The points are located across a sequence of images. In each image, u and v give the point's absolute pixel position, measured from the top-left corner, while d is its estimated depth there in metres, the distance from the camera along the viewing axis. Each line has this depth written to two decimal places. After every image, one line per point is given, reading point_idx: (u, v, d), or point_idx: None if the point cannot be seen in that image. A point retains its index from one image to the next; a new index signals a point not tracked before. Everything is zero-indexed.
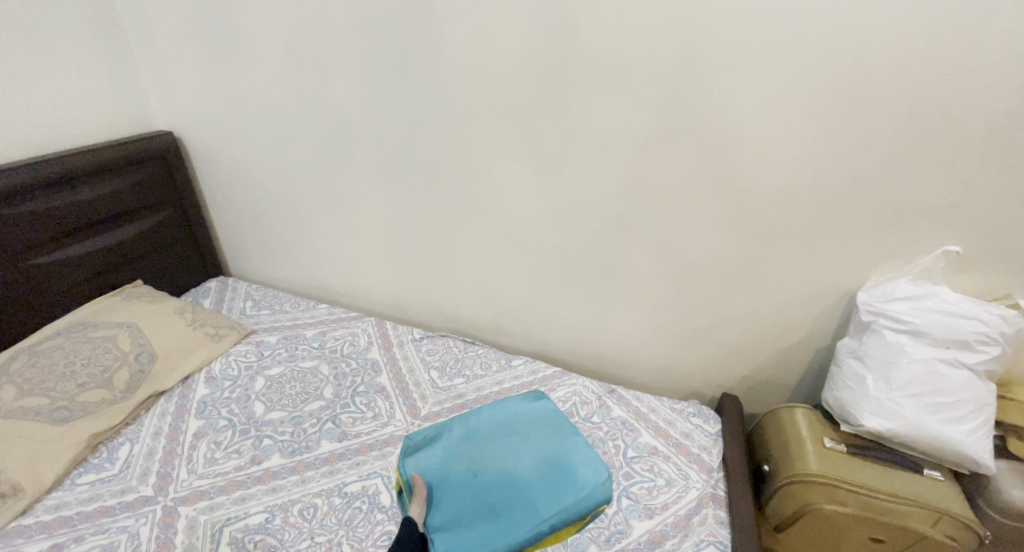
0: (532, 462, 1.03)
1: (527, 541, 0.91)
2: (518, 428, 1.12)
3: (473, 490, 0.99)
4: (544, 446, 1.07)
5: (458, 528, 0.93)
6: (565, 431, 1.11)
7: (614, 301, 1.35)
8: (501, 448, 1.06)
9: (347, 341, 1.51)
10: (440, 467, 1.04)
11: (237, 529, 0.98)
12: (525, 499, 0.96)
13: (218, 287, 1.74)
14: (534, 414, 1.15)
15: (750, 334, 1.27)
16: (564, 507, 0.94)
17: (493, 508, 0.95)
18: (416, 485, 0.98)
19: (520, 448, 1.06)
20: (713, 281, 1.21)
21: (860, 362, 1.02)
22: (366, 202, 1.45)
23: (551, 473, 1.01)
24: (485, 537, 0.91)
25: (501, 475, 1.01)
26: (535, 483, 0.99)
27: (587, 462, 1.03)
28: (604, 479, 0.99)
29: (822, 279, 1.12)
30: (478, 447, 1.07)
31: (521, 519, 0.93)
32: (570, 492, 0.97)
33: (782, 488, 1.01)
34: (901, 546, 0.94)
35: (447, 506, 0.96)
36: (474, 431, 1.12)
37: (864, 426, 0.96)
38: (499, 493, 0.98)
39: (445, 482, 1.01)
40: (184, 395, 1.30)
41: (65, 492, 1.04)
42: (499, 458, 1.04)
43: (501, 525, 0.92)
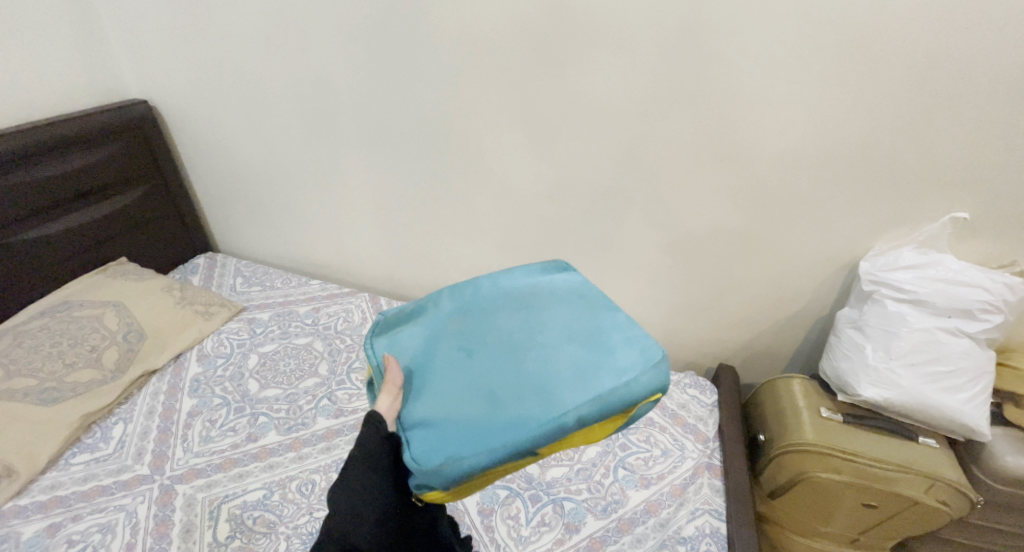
0: (556, 343, 0.67)
1: (546, 436, 0.55)
2: (534, 298, 0.75)
3: (467, 375, 0.63)
4: (571, 322, 0.70)
5: (445, 410, 0.60)
6: (604, 305, 0.74)
7: (611, 274, 1.33)
8: (509, 321, 0.71)
9: (340, 317, 1.49)
10: (422, 348, 0.69)
11: (235, 506, 0.98)
12: (543, 382, 0.61)
13: (206, 264, 1.71)
14: (557, 285, 0.78)
15: (749, 305, 1.26)
16: (601, 396, 0.58)
17: (494, 396, 0.60)
18: (389, 368, 0.64)
19: (537, 322, 0.70)
20: (711, 252, 1.20)
21: (859, 332, 1.02)
22: (355, 174, 1.41)
23: (584, 359, 0.64)
24: (482, 436, 0.56)
25: (509, 360, 0.64)
26: (561, 366, 0.63)
27: (634, 342, 0.66)
28: (662, 360, 0.62)
29: (821, 249, 1.11)
30: (478, 320, 0.71)
31: (535, 407, 0.58)
32: (611, 377, 0.60)
33: (776, 458, 1.02)
34: (892, 511, 0.96)
35: (431, 395, 0.62)
36: (472, 300, 0.75)
37: (861, 396, 0.97)
38: (506, 379, 0.62)
39: (425, 368, 0.66)
40: (177, 373, 1.28)
41: (60, 472, 1.04)
42: (507, 334, 0.69)
43: (509, 415, 0.57)
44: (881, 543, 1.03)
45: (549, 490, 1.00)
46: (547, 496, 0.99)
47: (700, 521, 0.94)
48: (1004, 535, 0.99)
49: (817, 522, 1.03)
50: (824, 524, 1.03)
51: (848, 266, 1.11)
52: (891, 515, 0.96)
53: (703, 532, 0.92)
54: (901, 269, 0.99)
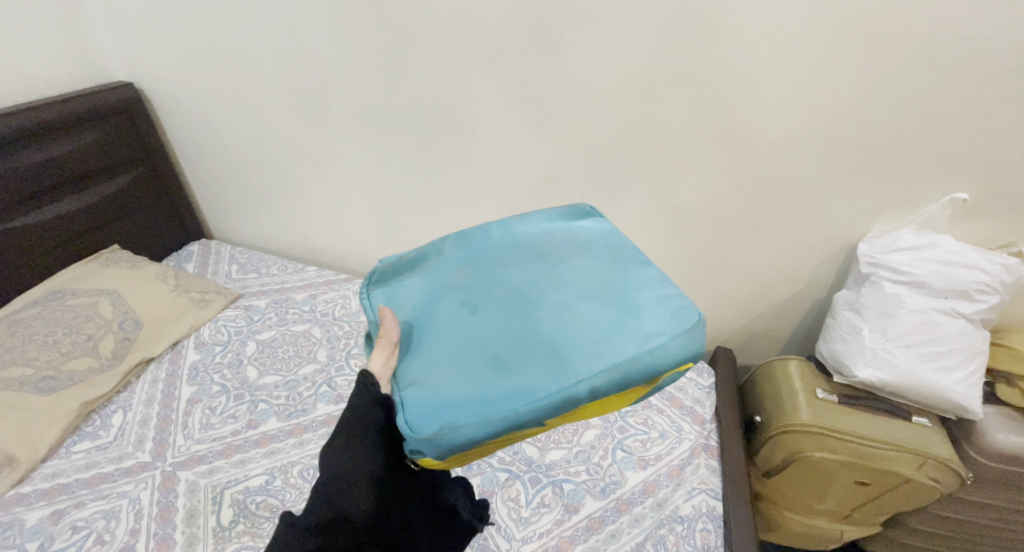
0: (572, 303, 0.66)
1: (550, 405, 0.55)
2: (548, 255, 0.74)
3: (472, 335, 0.63)
4: (588, 281, 0.70)
5: (445, 372, 0.60)
6: (625, 261, 0.73)
7: None
8: (518, 279, 0.70)
9: (338, 303, 1.49)
10: (424, 303, 0.69)
11: (237, 491, 0.98)
12: (553, 346, 0.60)
13: (201, 251, 1.69)
14: (574, 241, 0.77)
15: (746, 288, 1.27)
16: (614, 366, 0.57)
17: (500, 359, 0.60)
18: (384, 321, 0.65)
19: (551, 281, 0.70)
20: (710, 235, 1.20)
21: (857, 314, 1.02)
22: (349, 158, 1.40)
23: (599, 323, 0.63)
24: (483, 402, 0.55)
25: (520, 321, 0.64)
26: (572, 328, 0.63)
27: (662, 302, 0.65)
28: (694, 326, 0.61)
29: (818, 232, 1.11)
30: (485, 276, 0.71)
31: (543, 374, 0.57)
32: (626, 344, 0.60)
33: (772, 438, 1.04)
34: (885, 488, 0.98)
35: (431, 355, 0.62)
36: (480, 255, 0.74)
37: (857, 376, 0.98)
38: (514, 340, 0.62)
39: (428, 325, 0.66)
40: (175, 361, 1.28)
41: (61, 460, 1.04)
42: (518, 292, 0.68)
43: (515, 381, 0.57)
44: (873, 519, 1.06)
45: (548, 472, 1.02)
46: (547, 478, 1.01)
47: (697, 500, 0.96)
48: (994, 512, 1.01)
49: (811, 500, 1.06)
50: (818, 502, 1.06)
51: (847, 248, 1.12)
52: (884, 492, 0.99)
53: (700, 511, 0.94)
54: (899, 251, 1.00)
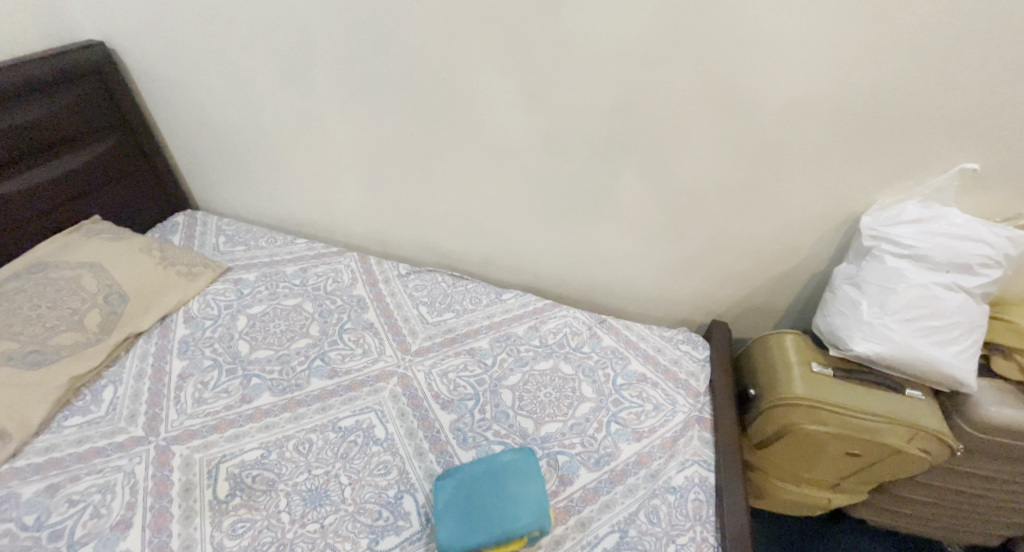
0: None
1: None
2: None
3: None
4: None
5: None
6: None
7: (605, 231, 1.31)
8: None
9: (329, 277, 1.46)
10: None
11: (233, 465, 0.98)
12: None
13: (186, 222, 1.65)
14: None
15: (744, 261, 1.26)
16: None
17: None
18: None
19: None
20: (708, 208, 1.18)
21: (856, 288, 1.03)
22: (337, 125, 1.34)
23: None
24: None
25: None
26: None
27: None
28: None
29: (818, 205, 1.10)
30: None
31: None
32: None
33: (765, 411, 1.05)
34: (874, 459, 1.00)
35: None
36: None
37: (853, 350, 0.99)
38: None
39: None
40: (165, 335, 1.26)
41: (53, 435, 1.03)
42: None
43: None
44: (860, 487, 1.09)
45: (543, 445, 1.03)
46: (542, 451, 1.02)
47: (690, 471, 0.98)
48: (979, 479, 1.04)
49: (801, 469, 1.08)
50: (808, 471, 1.08)
51: (847, 221, 1.11)
52: (873, 462, 1.01)
53: (693, 482, 0.96)
54: (903, 224, 0.98)
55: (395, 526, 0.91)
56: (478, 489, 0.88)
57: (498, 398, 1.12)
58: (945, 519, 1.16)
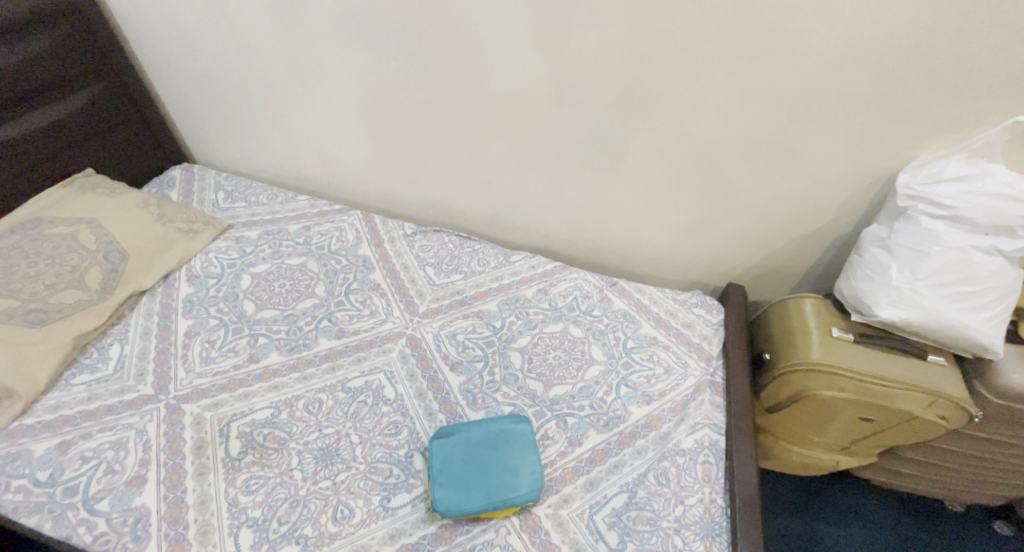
0: None
1: None
2: None
3: None
4: None
5: None
6: None
7: (620, 189, 1.26)
8: None
9: (333, 236, 1.42)
10: None
11: (244, 424, 0.99)
12: None
13: (183, 176, 1.59)
14: None
15: (763, 222, 1.23)
16: None
17: None
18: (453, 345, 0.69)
19: None
20: (730, 165, 1.13)
21: (886, 252, 0.99)
22: (337, 73, 1.27)
23: None
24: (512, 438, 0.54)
25: None
26: None
27: None
28: None
29: (848, 162, 1.04)
30: None
31: None
32: None
33: (780, 376, 1.04)
34: (890, 423, 1.00)
35: None
36: None
37: (877, 316, 0.96)
38: None
39: None
40: (168, 294, 1.24)
41: (62, 392, 1.03)
42: None
43: None
44: (870, 449, 1.10)
45: (552, 407, 1.03)
46: (550, 412, 1.02)
47: (700, 434, 0.98)
48: (987, 442, 1.04)
49: (813, 431, 1.09)
50: (819, 433, 1.09)
51: (877, 180, 1.06)
52: (889, 426, 1.01)
53: (703, 445, 0.96)
54: (944, 182, 0.95)
55: (406, 484, 0.92)
56: (483, 454, 0.91)
57: (507, 361, 1.12)
58: (948, 479, 1.18)
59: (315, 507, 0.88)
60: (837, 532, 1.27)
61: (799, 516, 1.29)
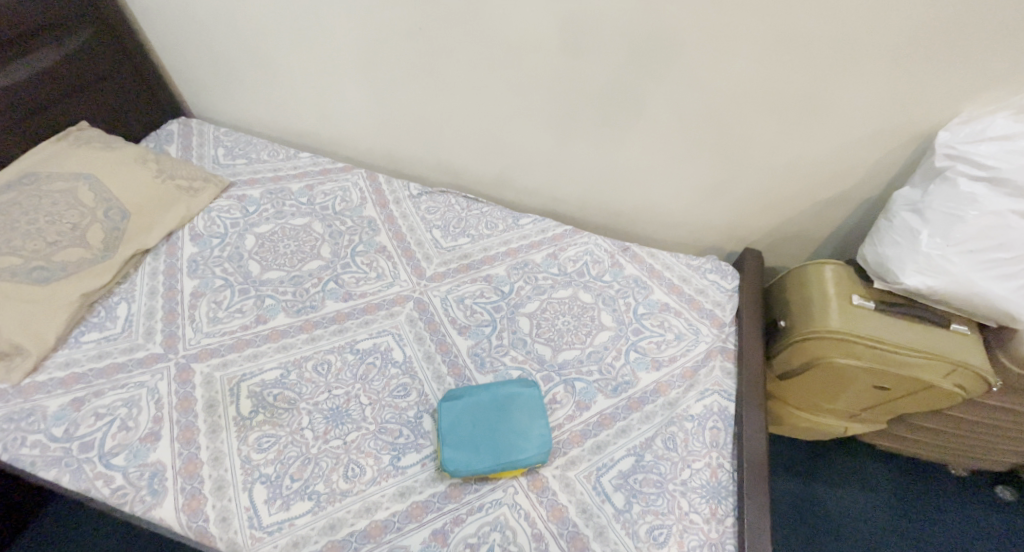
0: None
1: None
2: None
3: None
4: None
5: None
6: None
7: (637, 147, 1.21)
8: None
9: (337, 196, 1.39)
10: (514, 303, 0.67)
11: (254, 384, 0.99)
12: None
13: (181, 131, 1.54)
14: None
15: (784, 184, 1.18)
16: None
17: None
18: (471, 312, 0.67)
19: None
20: (755, 123, 1.07)
21: (917, 216, 0.95)
22: (338, 20, 1.20)
23: None
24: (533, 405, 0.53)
25: None
26: None
27: None
28: None
29: (881, 121, 0.99)
30: None
31: None
32: None
33: (796, 344, 1.03)
34: (905, 391, 1.00)
35: None
36: None
37: (903, 283, 0.93)
38: None
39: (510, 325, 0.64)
40: (172, 254, 1.22)
41: (72, 350, 1.03)
42: None
43: None
44: (880, 416, 1.10)
45: (560, 371, 1.03)
46: (558, 377, 1.02)
47: (709, 401, 0.98)
48: (996, 411, 1.05)
49: (824, 397, 1.09)
50: (830, 399, 1.09)
51: (912, 140, 1.00)
52: (903, 394, 1.01)
53: (712, 411, 0.96)
54: (986, 142, 0.90)
55: (416, 444, 0.93)
56: (492, 417, 0.91)
57: (516, 325, 1.11)
58: (951, 444, 1.19)
59: (326, 465, 0.89)
60: (836, 494, 1.30)
61: (798, 478, 1.32)
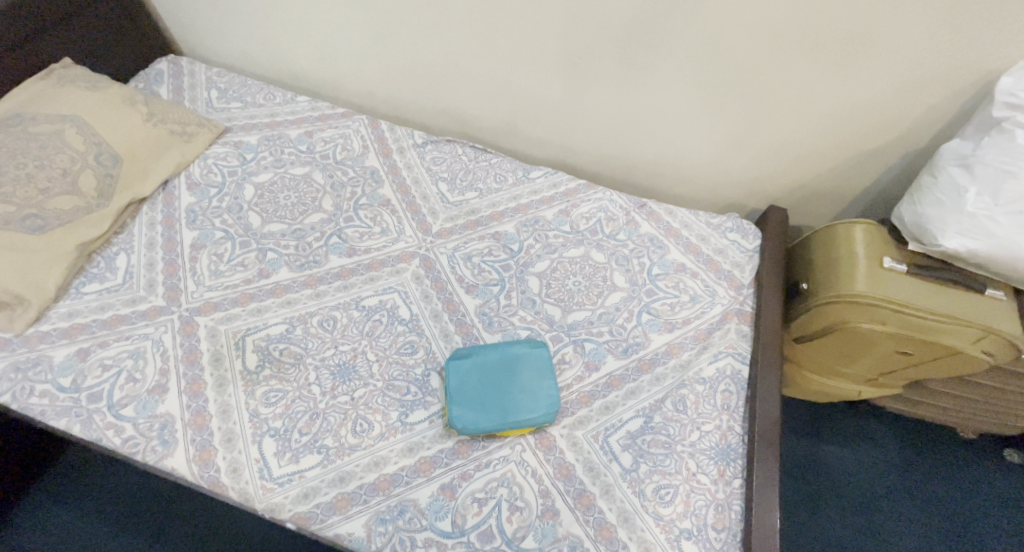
0: None
1: None
2: None
3: None
4: None
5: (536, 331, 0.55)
6: None
7: (660, 93, 1.13)
8: None
9: (338, 144, 1.32)
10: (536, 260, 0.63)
11: (259, 338, 0.98)
12: None
13: (171, 70, 1.45)
14: None
15: (815, 135, 1.11)
16: None
17: None
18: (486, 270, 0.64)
19: None
20: (793, 66, 0.98)
21: (966, 173, 0.89)
22: None
23: None
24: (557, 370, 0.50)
25: None
26: None
27: None
28: None
29: (933, 64, 0.90)
30: None
31: None
32: None
33: (818, 307, 1.00)
34: (928, 356, 0.98)
35: None
36: None
37: (941, 245, 0.88)
38: None
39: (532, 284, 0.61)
40: (169, 204, 1.18)
41: (74, 301, 1.00)
42: None
43: None
44: (896, 379, 1.09)
45: (570, 332, 1.01)
46: (568, 337, 1.00)
47: (723, 363, 0.96)
48: (1012, 377, 1.03)
49: (840, 360, 1.08)
50: (846, 362, 1.08)
51: (964, 87, 0.93)
52: (926, 359, 0.99)
53: (724, 374, 0.95)
54: None
55: (424, 401, 0.92)
56: (501, 377, 0.90)
57: (525, 285, 1.08)
58: (958, 407, 1.19)
59: (334, 421, 0.89)
60: (834, 454, 1.32)
61: (801, 438, 1.34)
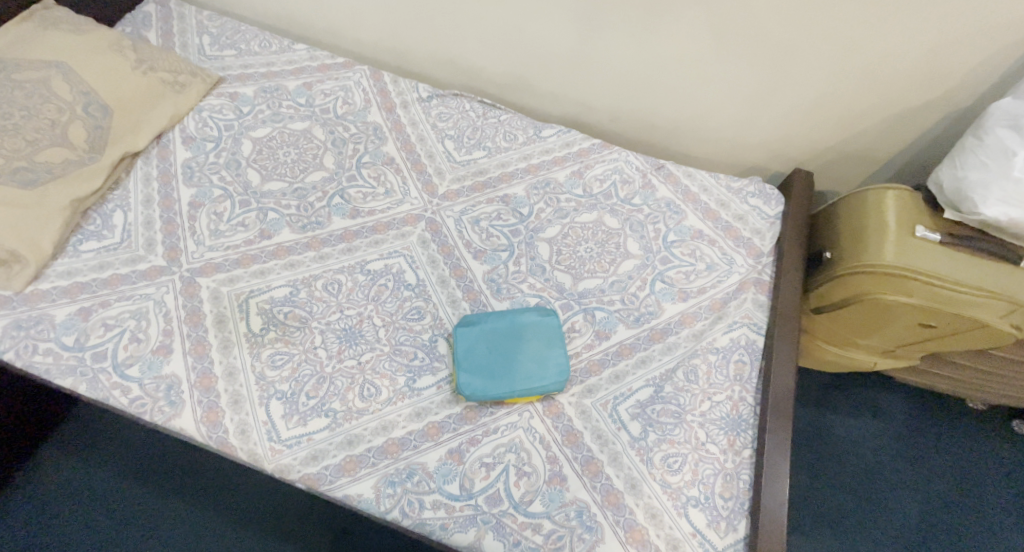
0: None
1: None
2: None
3: None
4: None
5: None
6: None
7: (683, 42, 1.05)
8: None
9: (338, 97, 1.25)
10: None
11: (263, 301, 0.95)
12: None
13: (160, 13, 1.36)
14: None
15: (851, 91, 1.04)
16: None
17: None
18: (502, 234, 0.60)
19: None
20: (830, 13, 0.90)
21: (1016, 133, 0.83)
22: None
23: None
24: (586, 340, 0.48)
25: None
26: None
27: None
28: None
29: (990, 10, 0.82)
30: None
31: None
32: None
33: (841, 277, 0.97)
34: (951, 330, 0.95)
35: None
36: None
37: (981, 214, 0.84)
38: None
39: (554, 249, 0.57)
40: (164, 159, 1.12)
41: (72, 259, 0.97)
42: None
43: None
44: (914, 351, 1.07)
45: (581, 300, 0.98)
46: (578, 305, 0.98)
47: (738, 333, 0.94)
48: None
49: (859, 331, 1.05)
50: (864, 333, 1.05)
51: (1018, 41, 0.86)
52: (948, 332, 0.96)
53: (739, 344, 0.93)
54: None
55: (432, 367, 0.91)
56: (510, 344, 0.88)
57: (535, 251, 1.04)
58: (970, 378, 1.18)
59: (341, 385, 0.88)
60: (836, 422, 1.33)
61: (805, 406, 1.34)
